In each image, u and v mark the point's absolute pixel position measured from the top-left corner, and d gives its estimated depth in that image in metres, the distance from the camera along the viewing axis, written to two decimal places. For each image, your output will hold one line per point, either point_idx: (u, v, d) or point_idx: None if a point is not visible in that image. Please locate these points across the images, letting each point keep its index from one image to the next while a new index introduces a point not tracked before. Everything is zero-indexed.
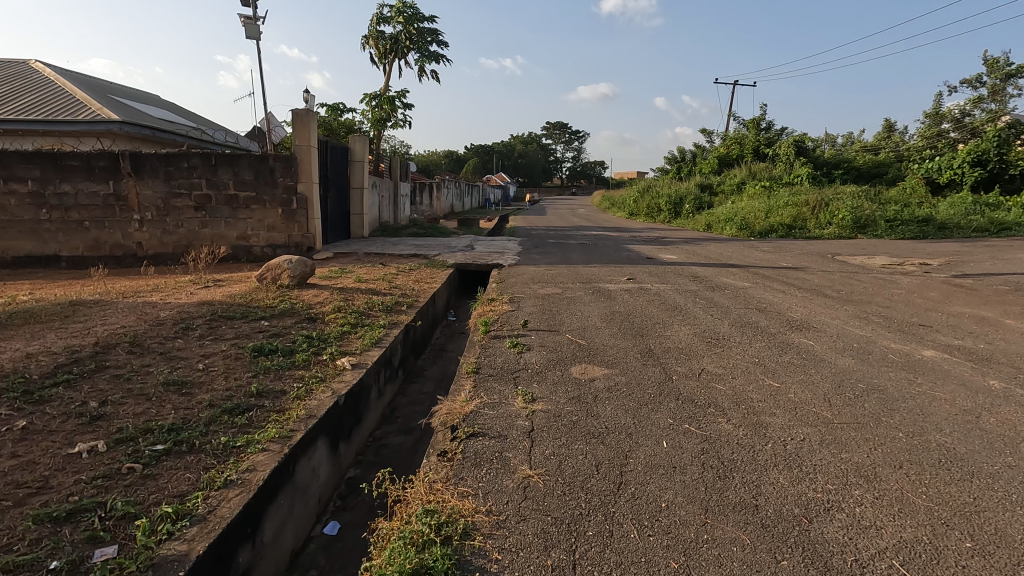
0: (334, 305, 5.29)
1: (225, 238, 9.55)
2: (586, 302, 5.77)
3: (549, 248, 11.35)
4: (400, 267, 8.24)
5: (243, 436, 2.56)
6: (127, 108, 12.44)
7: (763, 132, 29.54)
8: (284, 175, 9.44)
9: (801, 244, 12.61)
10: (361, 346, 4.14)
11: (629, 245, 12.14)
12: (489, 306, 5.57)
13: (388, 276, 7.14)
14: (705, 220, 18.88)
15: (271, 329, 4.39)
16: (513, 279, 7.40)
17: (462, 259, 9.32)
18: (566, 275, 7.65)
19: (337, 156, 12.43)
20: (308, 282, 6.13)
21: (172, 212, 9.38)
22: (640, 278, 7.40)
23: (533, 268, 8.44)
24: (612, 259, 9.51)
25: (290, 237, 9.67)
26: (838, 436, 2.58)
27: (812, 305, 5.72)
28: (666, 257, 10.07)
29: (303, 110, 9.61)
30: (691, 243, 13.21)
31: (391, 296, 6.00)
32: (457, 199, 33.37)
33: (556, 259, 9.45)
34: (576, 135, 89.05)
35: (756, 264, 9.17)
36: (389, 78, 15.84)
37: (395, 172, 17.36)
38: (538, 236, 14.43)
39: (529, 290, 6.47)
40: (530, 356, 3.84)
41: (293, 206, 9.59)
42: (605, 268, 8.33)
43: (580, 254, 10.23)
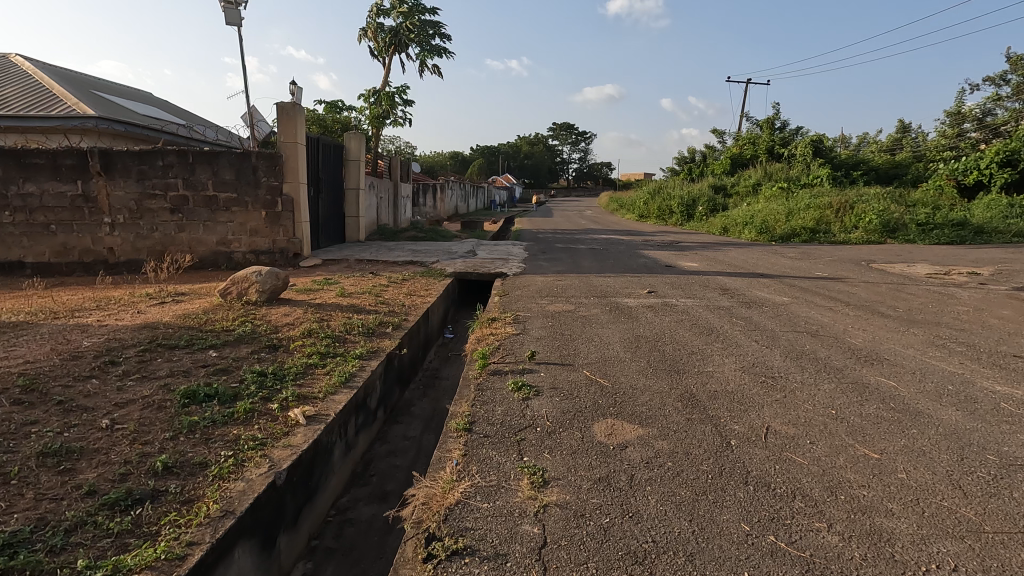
0: (305, 328, 4.44)
1: (204, 244, 8.75)
2: (603, 322, 4.93)
3: (558, 254, 10.49)
4: (393, 277, 7.42)
5: (111, 558, 1.71)
6: (107, 103, 11.68)
7: (777, 132, 28.59)
8: (267, 174, 8.62)
9: (830, 250, 11.70)
10: (327, 387, 3.29)
11: (644, 251, 11.27)
12: (489, 328, 4.71)
13: (376, 289, 6.31)
14: (720, 224, 17.99)
15: (217, 362, 3.55)
16: (518, 292, 6.55)
17: (463, 267, 8.46)
18: (578, 287, 6.81)
19: (330, 155, 11.63)
20: (280, 297, 5.29)
21: (146, 215, 8.60)
22: (662, 291, 6.55)
23: (541, 278, 7.58)
24: (626, 268, 8.65)
25: (274, 242, 8.85)
26: (1007, 563, 1.71)
27: (871, 327, 4.85)
28: (686, 265, 9.20)
29: (289, 103, 8.75)
30: (710, 248, 12.32)
31: (377, 314, 5.17)
32: (462, 201, 32.54)
33: (565, 268, 8.60)
34: (583, 136, 88.17)
35: (788, 274, 8.27)
36: (388, 73, 15.05)
37: (395, 173, 16.58)
38: (545, 241, 13.55)
39: (537, 306, 5.63)
40: (539, 405, 2.98)
41: (278, 208, 8.77)
42: (621, 278, 7.47)
43: (592, 261, 9.38)
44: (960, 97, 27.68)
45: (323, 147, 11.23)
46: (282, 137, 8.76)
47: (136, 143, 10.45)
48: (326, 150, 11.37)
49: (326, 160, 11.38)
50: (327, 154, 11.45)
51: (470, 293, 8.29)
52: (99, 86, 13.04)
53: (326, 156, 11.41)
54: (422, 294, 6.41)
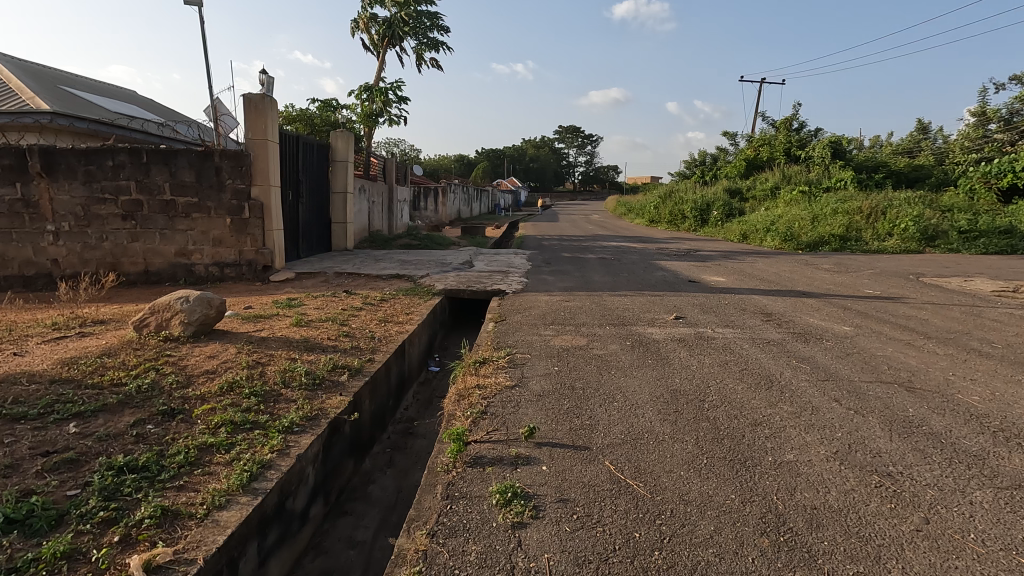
0: (227, 379, 3.31)
1: (160, 255, 7.66)
2: (625, 365, 3.80)
3: (564, 266, 9.36)
4: (371, 295, 6.32)
5: None
6: (71, 99, 10.68)
7: (794, 133, 27.36)
8: (232, 176, 7.53)
9: (868, 261, 10.51)
10: (215, 496, 2.15)
11: (661, 262, 10.13)
12: (475, 375, 3.57)
13: (344, 314, 5.19)
14: (738, 230, 16.79)
15: (68, 448, 2.42)
16: (517, 317, 5.44)
17: (455, 283, 7.33)
18: (588, 310, 5.69)
19: (313, 154, 10.54)
20: (213, 330, 4.17)
21: (94, 222, 7.53)
22: (691, 317, 5.41)
23: (545, 297, 6.46)
24: (643, 284, 7.50)
25: (240, 253, 7.73)
26: None
27: (978, 376, 3.68)
28: (711, 279, 8.04)
29: (257, 95, 7.63)
30: (733, 258, 11.15)
31: (334, 352, 4.04)
32: (464, 206, 31.45)
33: (572, 283, 7.46)
34: (590, 139, 87.03)
35: (834, 292, 7.09)
36: (382, 68, 13.98)
37: (390, 175, 15.49)
38: (551, 249, 12.41)
39: (539, 339, 4.51)
40: (537, 545, 1.84)
41: (245, 214, 7.66)
42: (638, 298, 6.34)
43: (603, 274, 8.25)
44: (985, 97, 26.41)
45: (304, 146, 10.14)
46: (251, 135, 7.66)
47: (96, 142, 9.40)
48: (307, 149, 10.27)
49: (308, 160, 10.29)
50: (309, 153, 10.36)
51: (464, 314, 7.17)
52: (67, 81, 12.01)
53: (308, 156, 10.31)
54: (401, 320, 5.29)
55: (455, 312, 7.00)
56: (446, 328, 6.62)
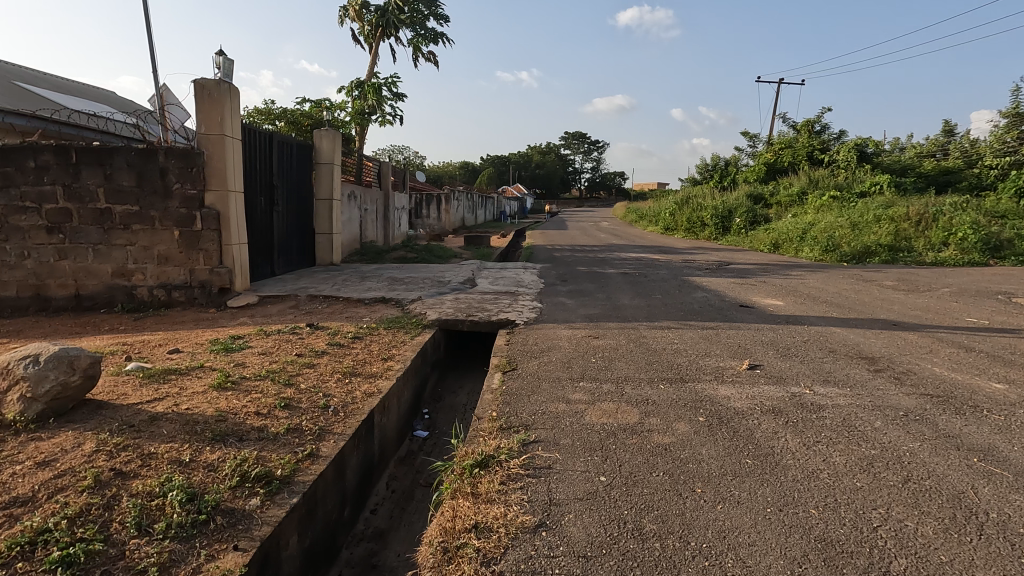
0: (40, 520, 1.90)
1: (94, 276, 6.28)
2: (712, 471, 2.37)
3: (584, 284, 7.93)
4: (343, 329, 4.93)
5: None
6: (18, 94, 9.42)
7: (816, 136, 25.97)
8: (180, 180, 6.18)
9: (935, 275, 9.05)
10: None
11: (694, 278, 8.70)
12: (470, 502, 2.14)
13: (295, 367, 3.77)
14: (768, 239, 15.36)
15: None
16: (531, 366, 4.04)
17: (453, 309, 5.91)
18: (626, 353, 4.27)
19: (292, 154, 9.20)
20: (81, 405, 2.77)
21: (14, 235, 6.17)
22: (769, 365, 3.97)
23: (564, 331, 5.05)
24: (685, 309, 6.08)
25: (191, 273, 6.34)
26: None
27: None
28: (764, 302, 6.61)
29: (212, 80, 6.24)
30: (775, 272, 9.71)
31: (257, 443, 2.62)
32: (469, 213, 30.16)
33: (596, 309, 6.04)
34: (596, 145, 85.61)
35: (930, 320, 5.63)
36: (376, 62, 12.66)
37: (385, 180, 14.15)
38: (564, 262, 10.99)
39: (567, 410, 3.10)
40: None
41: (196, 226, 6.28)
42: (687, 333, 4.93)
43: (631, 296, 6.84)
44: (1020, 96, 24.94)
45: (281, 145, 8.80)
46: (204, 129, 6.30)
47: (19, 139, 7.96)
48: (285, 149, 8.92)
49: (286, 162, 8.94)
50: (287, 154, 9.02)
51: (464, 348, 5.79)
52: (23, 77, 10.81)
53: (286, 157, 8.97)
54: (374, 372, 3.87)
55: (454, 346, 5.64)
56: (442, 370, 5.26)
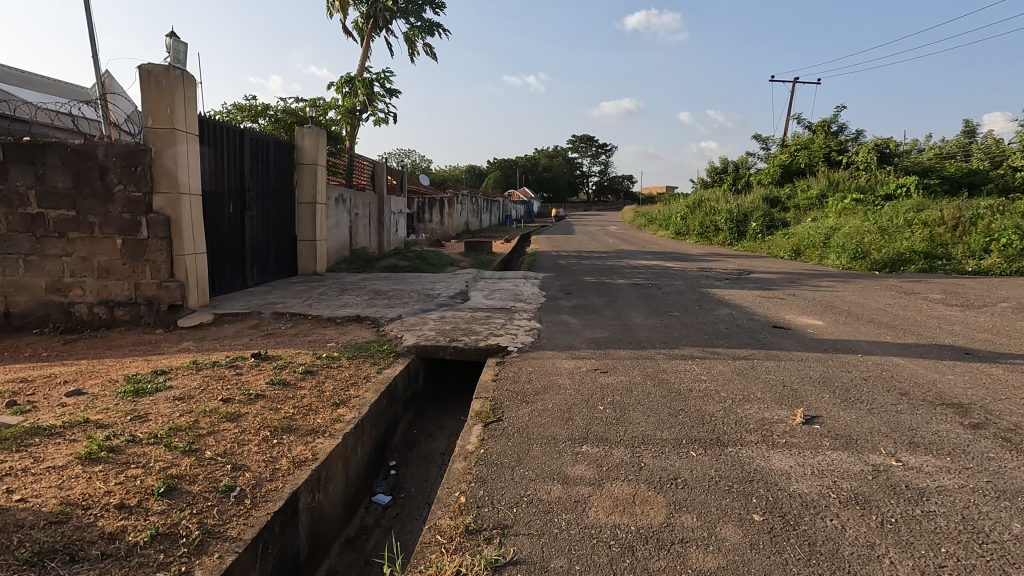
0: None
1: (27, 291, 5.45)
2: None
3: (591, 298, 7.03)
4: (297, 360, 4.05)
5: None
6: None
7: (833, 136, 24.96)
8: (123, 181, 5.36)
9: (986, 287, 8.07)
10: None
11: (714, 291, 7.77)
12: None
13: (212, 421, 2.89)
14: (788, 245, 14.40)
15: None
16: (520, 415, 3.15)
17: (438, 332, 5.02)
18: (641, 396, 3.38)
19: (270, 154, 8.37)
20: None
21: None
22: (830, 418, 3.05)
23: (566, 361, 4.17)
24: (709, 332, 5.17)
25: (137, 288, 5.49)
26: None
27: None
28: (800, 322, 5.68)
29: (160, 66, 5.37)
30: (803, 283, 8.77)
31: (91, 571, 1.74)
32: (473, 217, 29.38)
33: (604, 331, 5.15)
34: (603, 148, 84.57)
35: (1007, 346, 4.70)
36: (367, 56, 11.85)
37: (380, 183, 13.33)
38: (569, 271, 10.09)
39: (564, 497, 2.21)
40: None
41: (141, 234, 5.43)
42: (715, 366, 4.02)
43: (645, 314, 5.93)
44: None
45: (256, 143, 7.97)
46: (151, 122, 5.45)
47: None
48: (260, 148, 8.10)
49: (261, 162, 8.11)
50: (263, 153, 8.19)
51: (445, 378, 4.90)
52: None
53: (261, 156, 8.13)
54: (316, 427, 2.98)
55: (433, 377, 4.74)
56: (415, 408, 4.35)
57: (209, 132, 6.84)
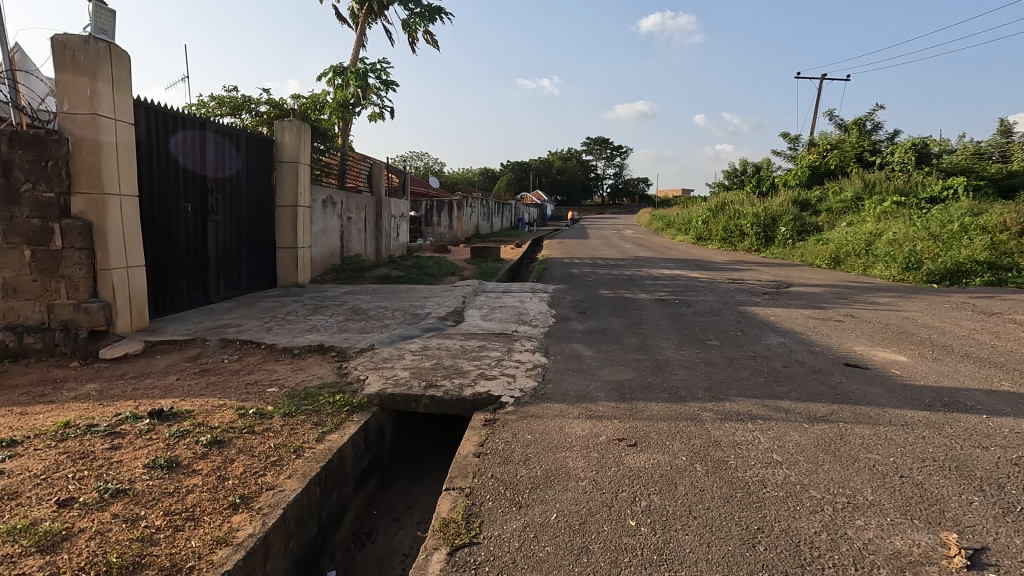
0: None
1: None
2: None
3: (610, 320, 5.88)
4: (211, 422, 2.96)
5: None
6: None
7: (865, 136, 23.52)
8: (33, 180, 4.36)
9: None
10: None
11: (755, 310, 6.57)
12: None
13: (8, 554, 1.81)
14: (825, 253, 13.12)
15: None
16: (507, 537, 2.02)
17: (415, 371, 3.90)
18: (693, 500, 2.23)
19: (241, 149, 7.36)
20: None
21: None
22: (1009, 556, 1.87)
23: (579, 425, 3.03)
24: (764, 374, 3.99)
25: (50, 310, 4.46)
26: None
27: None
28: (877, 357, 4.47)
29: (78, 37, 4.36)
30: (857, 299, 7.52)
31: None
32: (484, 220, 28.36)
33: (627, 371, 4.00)
34: (619, 151, 83.14)
35: None
36: (362, 45, 10.86)
37: (377, 184, 12.31)
38: (584, 283, 8.96)
39: None
40: None
41: (54, 244, 4.41)
42: (789, 438, 2.85)
43: (677, 345, 4.76)
44: None
45: (223, 137, 6.97)
46: (68, 106, 4.41)
47: None
48: (229, 142, 7.09)
49: (230, 159, 7.11)
50: (232, 149, 7.19)
51: (410, 443, 3.75)
52: None
53: (230, 153, 7.14)
54: (179, 560, 1.88)
55: (395, 441, 3.58)
56: (364, 492, 3.16)
57: (157, 123, 5.84)
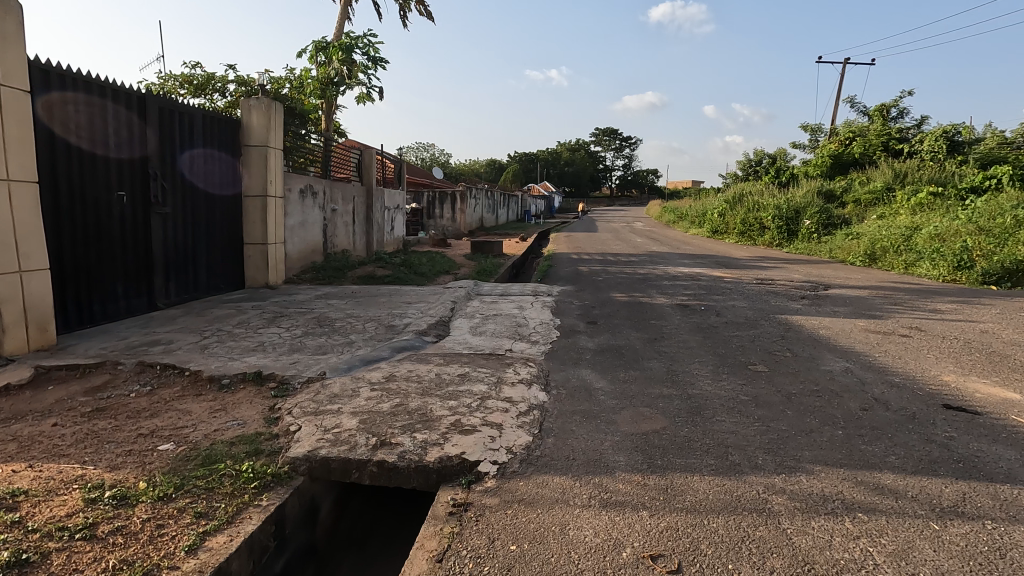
0: None
1: None
2: None
3: (626, 335, 4.84)
4: (34, 519, 1.96)
5: None
6: None
7: (891, 123, 22.18)
8: None
9: None
10: None
11: (798, 320, 5.49)
12: None
13: None
14: (857, 249, 11.99)
15: None
16: None
17: (368, 419, 2.88)
18: None
19: (196, 128, 6.33)
20: None
21: None
22: None
23: (590, 525, 2.01)
24: (839, 421, 2.95)
25: None
26: None
27: None
28: (979, 393, 3.41)
29: None
30: (915, 306, 6.42)
31: None
32: (489, 212, 27.36)
33: (654, 418, 2.96)
34: (629, 142, 81.51)
35: None
36: (348, 18, 9.79)
37: (368, 173, 11.30)
38: (594, 284, 7.92)
39: None
40: None
41: None
42: (922, 557, 1.82)
43: (714, 375, 3.71)
44: None
45: (171, 114, 5.94)
46: None
47: None
48: (179, 120, 6.06)
49: (181, 140, 6.09)
50: (184, 129, 6.16)
51: (360, 515, 2.77)
52: None
53: (181, 133, 6.11)
54: None
55: (334, 518, 2.60)
56: None
57: (78, 96, 4.82)
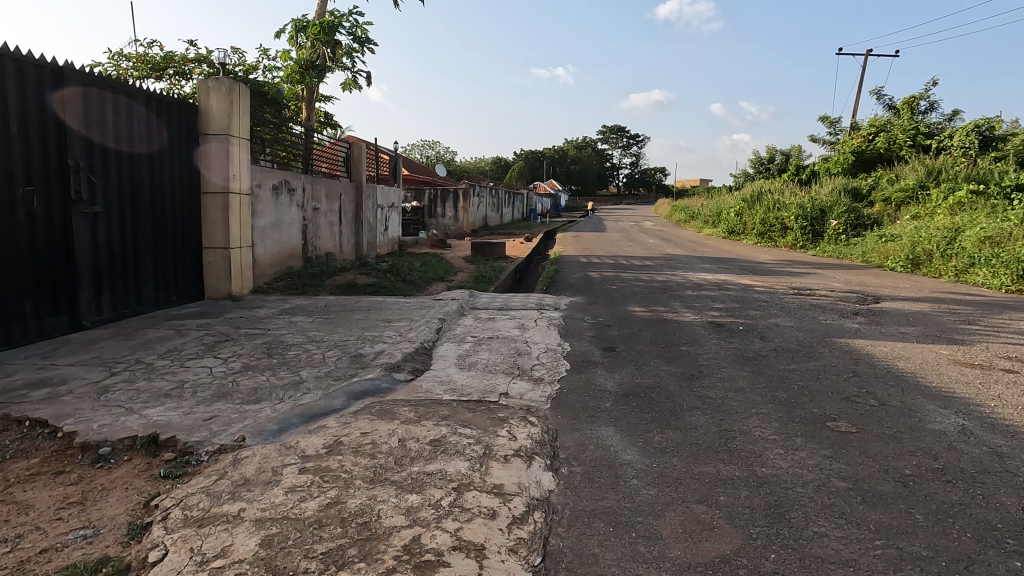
0: None
1: None
2: None
3: (654, 370, 3.79)
4: None
5: None
6: None
7: (918, 117, 20.97)
8: None
9: None
10: None
11: (865, 347, 4.43)
12: None
13: None
14: (895, 252, 10.89)
15: None
16: None
17: (279, 533, 1.86)
18: None
19: (135, 111, 5.30)
20: None
21: None
22: None
23: None
24: (1008, 541, 1.90)
25: None
26: None
27: None
28: None
29: None
30: (997, 325, 5.33)
31: None
32: (494, 210, 26.36)
33: (720, 533, 1.93)
34: (637, 139, 80.20)
35: None
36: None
37: (358, 168, 10.29)
38: (608, 294, 6.87)
39: None
40: None
41: None
42: None
43: (786, 441, 2.67)
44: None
45: (101, 94, 4.91)
46: None
47: None
48: (111, 101, 5.03)
49: (114, 124, 5.06)
50: (119, 111, 5.13)
51: None
52: None
53: (115, 116, 5.08)
54: None
55: None
56: None
57: None
